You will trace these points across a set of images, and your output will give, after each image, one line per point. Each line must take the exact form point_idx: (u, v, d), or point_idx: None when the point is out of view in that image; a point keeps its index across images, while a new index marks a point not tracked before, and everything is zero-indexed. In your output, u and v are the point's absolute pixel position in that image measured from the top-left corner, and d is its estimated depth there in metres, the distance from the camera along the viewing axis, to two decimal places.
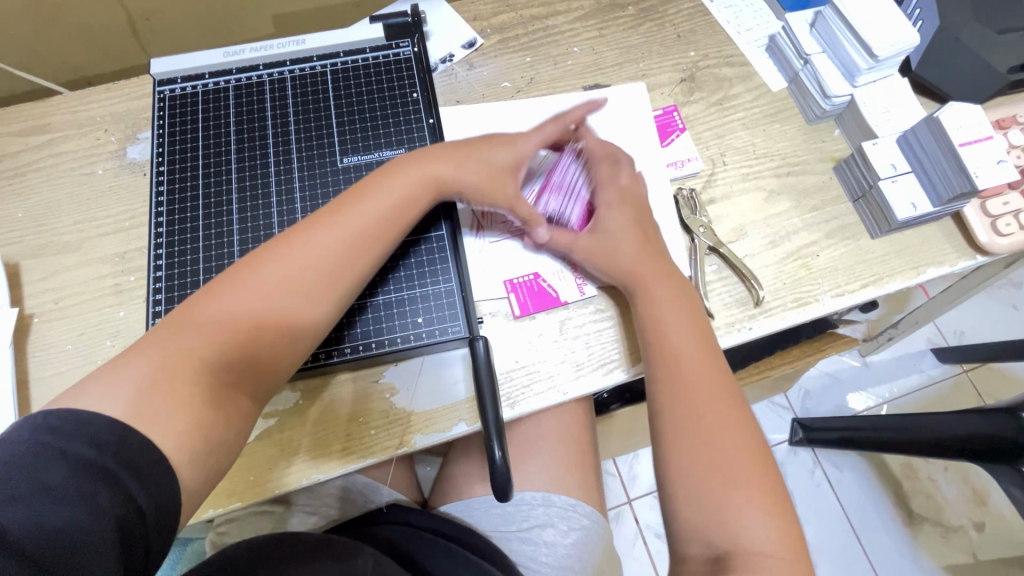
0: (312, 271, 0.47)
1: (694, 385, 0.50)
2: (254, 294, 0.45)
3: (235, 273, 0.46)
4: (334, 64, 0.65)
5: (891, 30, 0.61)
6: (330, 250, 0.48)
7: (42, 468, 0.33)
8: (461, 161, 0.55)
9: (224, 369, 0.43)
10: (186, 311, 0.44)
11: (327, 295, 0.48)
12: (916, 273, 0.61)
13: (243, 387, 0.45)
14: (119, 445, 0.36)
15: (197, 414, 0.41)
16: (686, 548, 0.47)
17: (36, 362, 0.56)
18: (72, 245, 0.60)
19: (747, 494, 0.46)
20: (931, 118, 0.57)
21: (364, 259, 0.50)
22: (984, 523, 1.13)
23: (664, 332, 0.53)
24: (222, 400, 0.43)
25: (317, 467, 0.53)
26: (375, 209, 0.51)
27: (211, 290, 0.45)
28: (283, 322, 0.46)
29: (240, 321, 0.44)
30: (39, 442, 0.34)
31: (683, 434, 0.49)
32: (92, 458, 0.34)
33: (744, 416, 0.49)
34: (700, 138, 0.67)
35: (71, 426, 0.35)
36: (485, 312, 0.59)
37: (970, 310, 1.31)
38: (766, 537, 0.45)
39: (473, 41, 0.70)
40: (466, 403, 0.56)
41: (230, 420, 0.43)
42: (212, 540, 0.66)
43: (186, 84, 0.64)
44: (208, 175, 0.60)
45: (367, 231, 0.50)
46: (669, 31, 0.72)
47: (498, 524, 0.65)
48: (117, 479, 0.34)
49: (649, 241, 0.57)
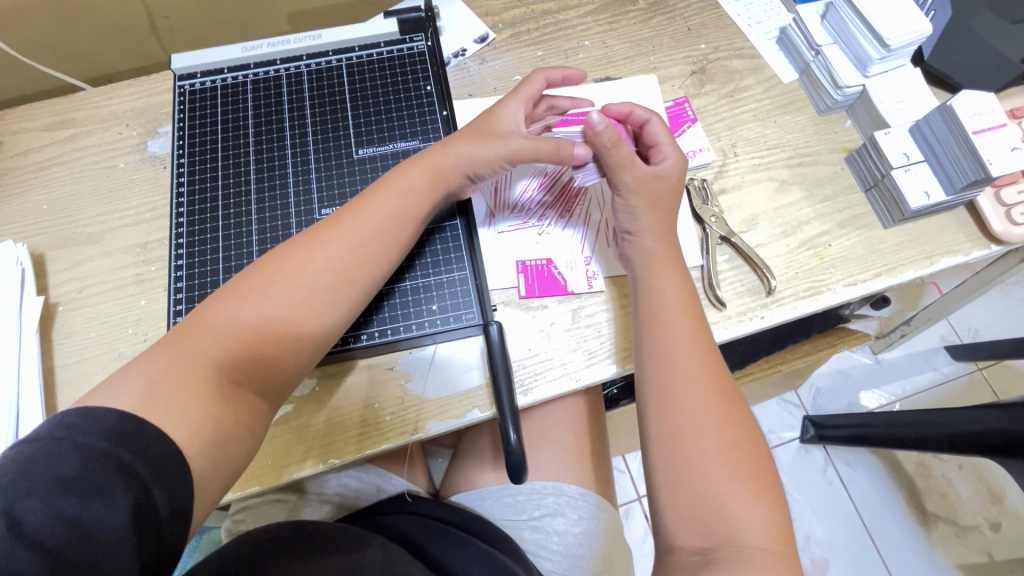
0: (321, 272, 0.47)
1: (693, 380, 0.49)
2: (265, 300, 0.45)
3: (259, 273, 0.47)
4: (349, 58, 0.67)
5: (904, 21, 0.61)
6: (346, 247, 0.49)
7: (56, 461, 0.33)
8: (470, 138, 0.56)
9: (242, 363, 0.43)
10: (193, 320, 0.44)
11: (346, 289, 0.49)
12: (929, 263, 0.61)
13: (250, 386, 0.44)
14: (132, 436, 0.36)
15: (207, 407, 0.40)
16: (674, 537, 0.46)
17: (60, 350, 0.57)
18: (94, 237, 0.62)
19: (736, 483, 0.45)
20: (944, 105, 0.57)
21: (369, 254, 0.50)
22: (1000, 522, 1.12)
23: (660, 315, 0.53)
24: (224, 393, 0.42)
25: (333, 453, 0.54)
26: (380, 207, 0.51)
27: (222, 302, 0.45)
28: (310, 310, 0.46)
29: (268, 320, 0.45)
30: (52, 436, 0.34)
31: (677, 420, 0.48)
32: (107, 449, 0.34)
33: (738, 413, 0.49)
34: (712, 129, 0.67)
35: (85, 422, 0.35)
36: (498, 301, 0.60)
37: (984, 306, 1.30)
38: (758, 531, 0.44)
39: (485, 36, 0.71)
40: (480, 390, 0.56)
41: (238, 419, 0.42)
42: (227, 527, 0.65)
43: (205, 79, 0.65)
44: (227, 166, 0.62)
45: (379, 224, 0.51)
46: (680, 25, 0.73)
47: (509, 513, 0.66)
48: (131, 470, 0.34)
49: (661, 228, 0.56)
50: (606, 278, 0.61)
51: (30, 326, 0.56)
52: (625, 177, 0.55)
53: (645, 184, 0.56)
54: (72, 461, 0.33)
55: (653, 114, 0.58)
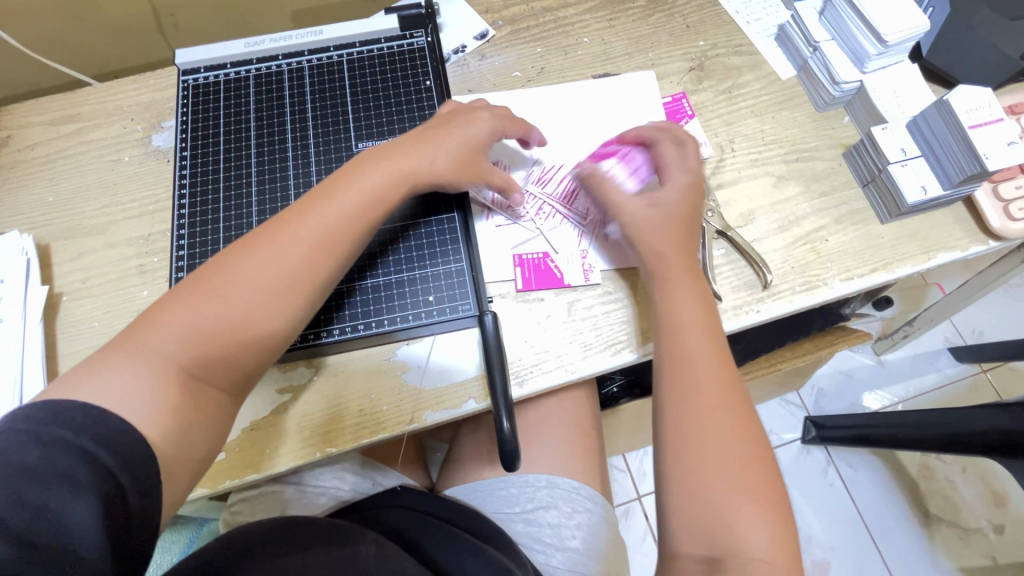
0: (283, 273, 0.46)
1: (709, 393, 0.49)
2: (224, 299, 0.44)
3: (217, 270, 0.46)
4: (351, 53, 0.68)
5: (901, 17, 0.61)
6: (308, 247, 0.48)
7: (18, 451, 0.33)
8: (433, 140, 0.56)
9: (201, 359, 0.43)
10: (150, 313, 0.44)
11: (306, 288, 0.47)
12: (926, 258, 0.61)
13: (207, 381, 0.44)
14: (95, 427, 0.36)
15: (168, 397, 0.41)
16: (681, 544, 0.46)
17: (64, 338, 0.58)
18: (99, 228, 0.63)
19: (746, 496, 0.45)
20: (941, 101, 0.57)
21: (331, 255, 0.49)
22: (1004, 525, 1.11)
23: (679, 329, 0.52)
24: (184, 386, 0.42)
25: (331, 442, 0.55)
26: (344, 207, 0.50)
27: (177, 297, 0.44)
28: (268, 314, 0.46)
29: (232, 318, 0.44)
30: (14, 429, 0.34)
31: (689, 432, 0.48)
32: (68, 437, 0.34)
33: (749, 425, 0.48)
34: (710, 125, 0.68)
35: (48, 414, 0.36)
36: (494, 293, 0.60)
37: (988, 307, 1.29)
38: (764, 544, 0.44)
39: (484, 33, 0.72)
40: (476, 381, 0.57)
41: (200, 408, 0.43)
42: (225, 519, 0.66)
43: (208, 74, 0.66)
44: (229, 159, 0.62)
45: (340, 221, 0.49)
46: (679, 22, 0.73)
47: (503, 506, 0.66)
48: (95, 456, 0.34)
49: (684, 243, 0.56)
50: (601, 271, 0.61)
51: (33, 315, 0.57)
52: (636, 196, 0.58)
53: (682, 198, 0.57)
54: (33, 450, 0.33)
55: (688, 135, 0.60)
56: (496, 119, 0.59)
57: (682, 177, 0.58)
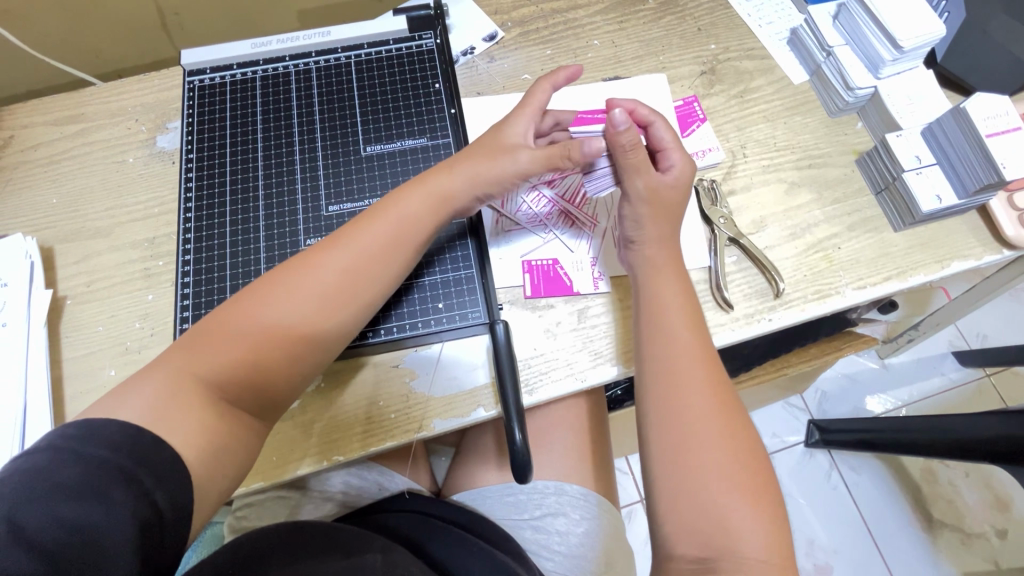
0: (325, 296, 0.46)
1: (697, 398, 0.48)
2: (264, 320, 0.44)
3: (261, 291, 0.45)
4: (359, 55, 0.67)
5: (917, 23, 0.60)
6: (349, 272, 0.47)
7: (56, 468, 0.33)
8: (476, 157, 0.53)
9: (242, 381, 0.43)
10: (197, 330, 0.44)
11: (347, 310, 0.47)
12: (940, 267, 0.61)
13: (245, 403, 0.44)
14: (131, 445, 0.36)
15: (204, 419, 0.40)
16: (672, 547, 0.46)
17: (68, 342, 0.57)
18: (103, 231, 0.62)
19: (740, 499, 0.45)
20: (957, 108, 0.57)
21: (371, 280, 0.49)
22: (1007, 531, 1.11)
23: (663, 332, 0.51)
24: (219, 410, 0.41)
25: (338, 450, 0.54)
26: (384, 231, 0.50)
27: (223, 316, 0.44)
28: (308, 336, 0.46)
29: (266, 333, 0.44)
30: (52, 446, 0.34)
31: (678, 436, 0.47)
32: (105, 456, 0.34)
33: (741, 428, 0.48)
34: (722, 130, 0.67)
35: (86, 432, 0.35)
36: (503, 300, 0.60)
37: (994, 311, 1.28)
38: (760, 545, 0.44)
39: (493, 34, 0.71)
40: (487, 388, 0.56)
41: (233, 431, 0.42)
42: (230, 523, 0.65)
43: (214, 75, 0.66)
44: (235, 162, 0.62)
45: (381, 246, 0.49)
46: (690, 25, 0.72)
47: (511, 512, 0.66)
48: (132, 476, 0.35)
49: (667, 241, 0.55)
50: (611, 279, 0.61)
51: (38, 319, 0.57)
52: (638, 184, 0.54)
53: (656, 193, 0.54)
54: (71, 468, 0.33)
55: (657, 116, 0.55)
56: (530, 112, 0.54)
57: (676, 172, 0.55)
